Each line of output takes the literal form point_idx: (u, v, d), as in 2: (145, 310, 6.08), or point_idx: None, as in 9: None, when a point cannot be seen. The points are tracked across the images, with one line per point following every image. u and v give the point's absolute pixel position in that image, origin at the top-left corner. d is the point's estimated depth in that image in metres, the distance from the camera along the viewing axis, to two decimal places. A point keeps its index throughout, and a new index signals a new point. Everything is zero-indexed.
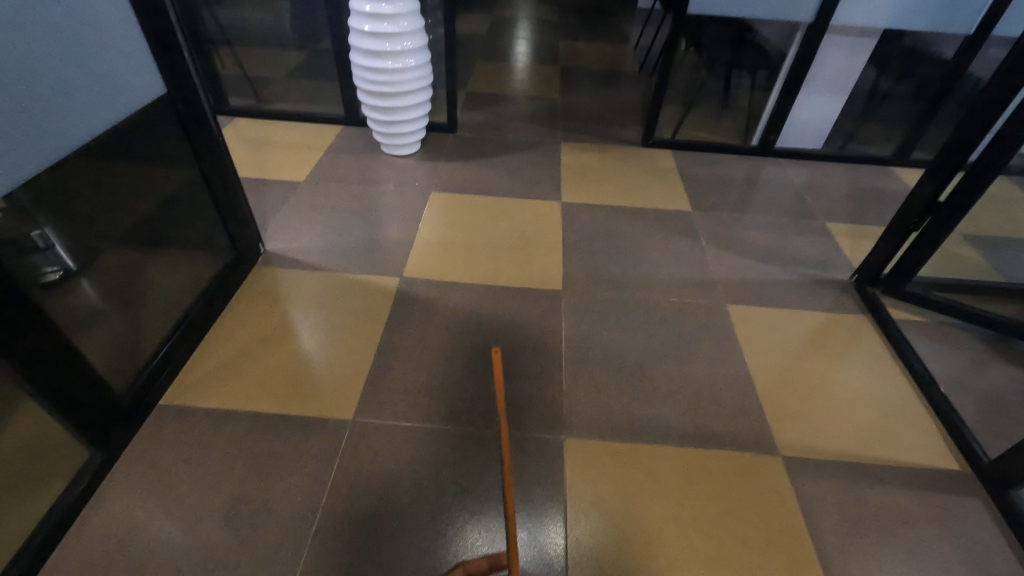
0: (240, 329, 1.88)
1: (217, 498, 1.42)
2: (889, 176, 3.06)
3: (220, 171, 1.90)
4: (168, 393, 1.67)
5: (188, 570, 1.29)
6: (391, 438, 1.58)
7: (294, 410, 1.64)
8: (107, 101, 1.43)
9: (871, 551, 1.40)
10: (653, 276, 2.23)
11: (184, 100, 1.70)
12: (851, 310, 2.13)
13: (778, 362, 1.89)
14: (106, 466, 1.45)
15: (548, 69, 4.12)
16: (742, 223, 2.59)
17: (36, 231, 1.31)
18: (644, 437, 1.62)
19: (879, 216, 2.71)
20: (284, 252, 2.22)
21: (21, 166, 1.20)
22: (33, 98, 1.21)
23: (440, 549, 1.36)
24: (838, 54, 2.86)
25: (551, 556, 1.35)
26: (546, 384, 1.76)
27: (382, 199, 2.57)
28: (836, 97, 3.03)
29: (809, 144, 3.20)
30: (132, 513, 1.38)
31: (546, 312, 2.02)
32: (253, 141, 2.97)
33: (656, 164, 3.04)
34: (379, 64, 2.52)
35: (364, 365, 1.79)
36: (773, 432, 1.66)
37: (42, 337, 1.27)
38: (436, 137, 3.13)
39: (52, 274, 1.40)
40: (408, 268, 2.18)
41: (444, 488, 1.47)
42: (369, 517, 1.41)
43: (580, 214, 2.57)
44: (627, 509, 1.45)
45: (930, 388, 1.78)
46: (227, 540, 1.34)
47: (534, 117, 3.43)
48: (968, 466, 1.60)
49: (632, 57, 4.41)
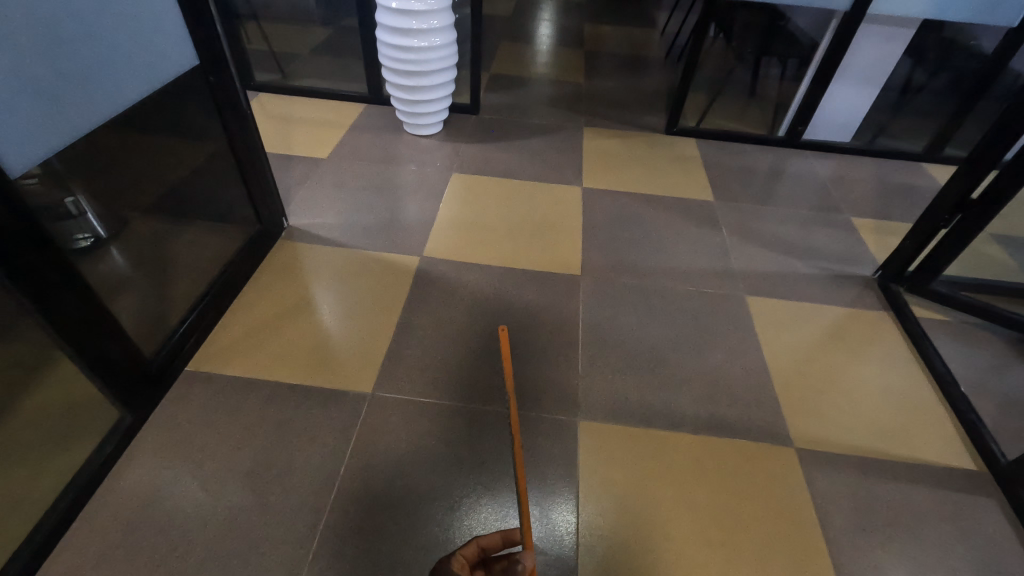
0: (263, 301, 1.92)
1: (241, 462, 1.47)
2: (919, 172, 2.99)
3: (249, 144, 1.92)
4: (195, 359, 1.72)
5: (213, 528, 1.34)
6: (409, 413, 1.61)
7: (315, 381, 1.68)
8: (142, 73, 1.45)
9: (881, 546, 1.41)
10: (673, 264, 2.23)
11: (216, 73, 1.71)
12: (872, 306, 2.11)
13: (796, 355, 1.88)
14: (136, 426, 1.50)
15: (573, 53, 4.07)
16: (765, 214, 2.56)
17: (70, 198, 1.45)
18: (658, 424, 1.63)
19: (906, 212, 2.66)
20: (306, 228, 2.25)
21: (59, 134, 1.24)
22: (65, 67, 1.22)
23: (454, 521, 1.39)
24: (873, 45, 2.79)
25: (563, 534, 1.38)
26: (562, 367, 1.77)
27: (403, 178, 2.59)
28: (869, 88, 2.96)
29: (838, 137, 3.14)
30: (159, 473, 1.43)
31: (564, 297, 2.03)
32: (278, 116, 3.00)
33: (679, 152, 3.00)
34: (405, 42, 2.51)
35: (383, 341, 1.82)
36: (787, 423, 1.66)
37: (80, 300, 1.31)
38: (458, 118, 3.12)
39: (86, 239, 1.54)
40: (428, 247, 2.20)
41: (459, 463, 1.51)
42: (386, 487, 1.45)
43: (601, 200, 2.56)
44: (638, 493, 1.47)
45: (950, 387, 1.77)
46: (248, 503, 1.39)
47: (557, 101, 3.41)
48: (985, 467, 1.59)
49: (658, 42, 4.34)
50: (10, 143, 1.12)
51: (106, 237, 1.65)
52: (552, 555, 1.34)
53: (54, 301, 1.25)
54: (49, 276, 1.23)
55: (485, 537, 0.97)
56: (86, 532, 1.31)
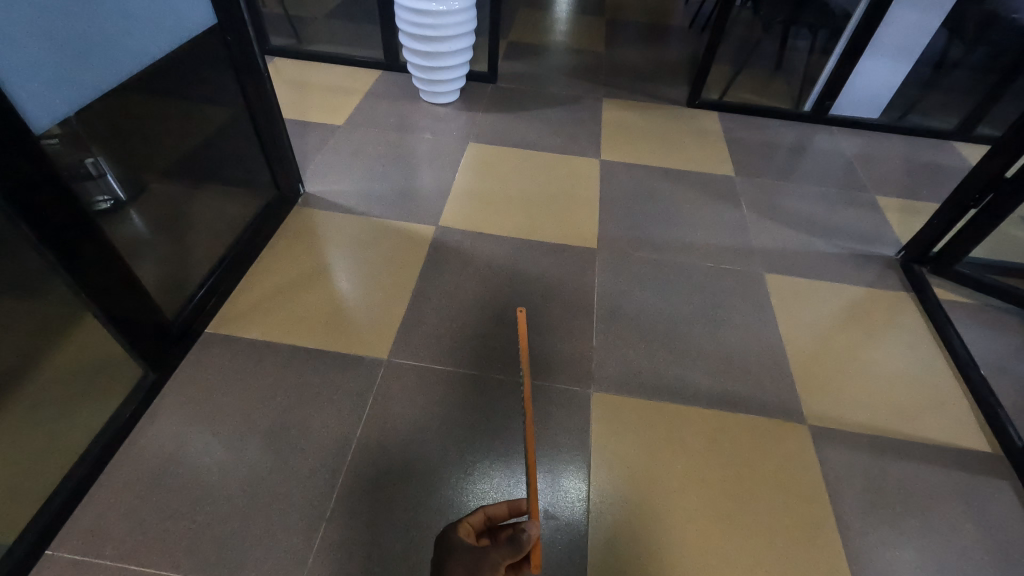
0: (280, 266, 1.93)
1: (260, 422, 1.50)
2: (949, 151, 2.89)
3: (266, 106, 1.90)
4: (214, 322, 1.74)
5: (234, 486, 1.38)
6: (421, 380, 1.63)
7: (331, 346, 1.70)
8: (158, 29, 1.42)
9: (891, 523, 1.42)
10: (691, 240, 2.19)
11: (235, 32, 1.67)
12: (893, 287, 2.07)
13: (813, 334, 1.86)
14: (158, 383, 1.54)
15: (593, 20, 3.96)
16: (787, 191, 2.50)
17: (89, 159, 1.42)
18: (671, 399, 1.63)
19: (934, 192, 2.58)
20: (321, 196, 2.24)
21: (80, 93, 1.24)
22: (81, 21, 1.19)
23: (467, 485, 1.42)
24: (910, 17, 2.66)
25: (573, 501, 1.40)
26: (576, 340, 1.77)
27: (419, 147, 2.55)
28: (901, 63, 2.84)
29: (866, 113, 3.03)
30: (179, 432, 1.47)
31: (581, 270, 2.01)
32: (294, 81, 2.96)
33: (701, 126, 2.93)
34: (423, 6, 2.44)
35: (398, 308, 1.83)
36: (801, 401, 1.66)
37: (101, 256, 1.31)
38: (475, 86, 3.07)
39: (104, 203, 1.53)
40: (443, 217, 2.19)
41: (472, 430, 1.53)
42: (400, 454, 1.47)
43: (619, 173, 2.51)
44: (649, 467, 1.48)
45: (970, 370, 1.74)
46: (267, 462, 1.43)
47: (577, 70, 3.33)
48: (1000, 449, 1.58)
49: (682, 11, 4.20)
50: (32, 98, 1.12)
51: (125, 200, 1.65)
52: (563, 521, 1.37)
53: (77, 256, 1.26)
54: (72, 234, 1.23)
55: (492, 507, 1.05)
56: (112, 483, 1.36)
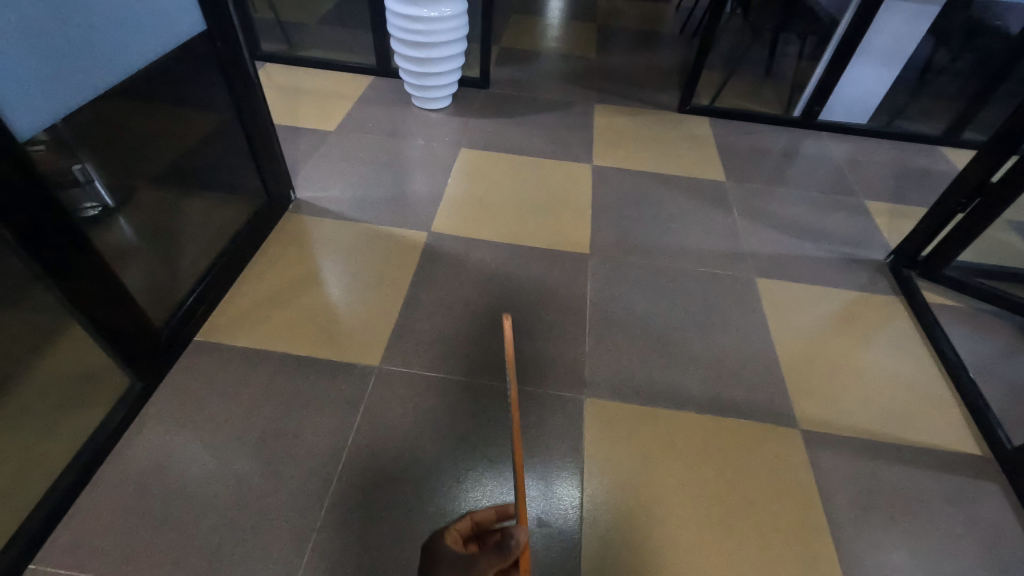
0: (271, 273, 1.91)
1: (250, 431, 1.49)
2: (936, 156, 2.92)
3: (254, 109, 1.85)
4: (202, 332, 1.72)
5: (223, 495, 1.36)
6: (413, 386, 1.62)
7: (323, 353, 1.69)
8: (146, 34, 1.41)
9: (883, 526, 1.42)
10: (683, 245, 2.20)
11: (224, 38, 1.66)
12: (883, 291, 2.09)
13: (804, 338, 1.87)
14: (145, 394, 1.52)
15: (585, 27, 3.98)
16: (778, 196, 2.52)
17: (78, 170, 1.69)
18: (664, 404, 1.63)
19: (922, 197, 2.61)
20: (312, 202, 2.23)
21: (67, 98, 1.22)
22: (67, 25, 1.18)
23: (459, 493, 1.41)
24: (897, 23, 2.69)
25: (566, 508, 1.40)
26: (569, 346, 1.77)
27: (411, 153, 2.55)
28: (889, 69, 2.88)
29: (855, 119, 3.06)
30: (168, 441, 1.45)
31: (573, 275, 2.01)
32: (286, 87, 2.95)
33: (692, 131, 2.95)
34: (415, 12, 2.45)
35: (390, 314, 1.82)
36: (794, 405, 1.66)
37: (86, 263, 1.29)
38: (467, 92, 3.07)
39: (91, 209, 1.78)
40: (436, 223, 2.18)
41: (464, 437, 1.52)
42: (393, 461, 1.46)
43: (611, 179, 2.52)
44: (642, 473, 1.48)
45: (959, 373, 1.76)
46: (257, 471, 1.41)
47: (569, 76, 3.34)
48: (990, 452, 1.59)
49: (673, 18, 4.24)
50: (17, 105, 1.10)
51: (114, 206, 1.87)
52: (556, 529, 1.36)
53: (61, 262, 1.23)
54: (55, 240, 1.21)
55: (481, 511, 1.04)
56: (98, 494, 1.34)
